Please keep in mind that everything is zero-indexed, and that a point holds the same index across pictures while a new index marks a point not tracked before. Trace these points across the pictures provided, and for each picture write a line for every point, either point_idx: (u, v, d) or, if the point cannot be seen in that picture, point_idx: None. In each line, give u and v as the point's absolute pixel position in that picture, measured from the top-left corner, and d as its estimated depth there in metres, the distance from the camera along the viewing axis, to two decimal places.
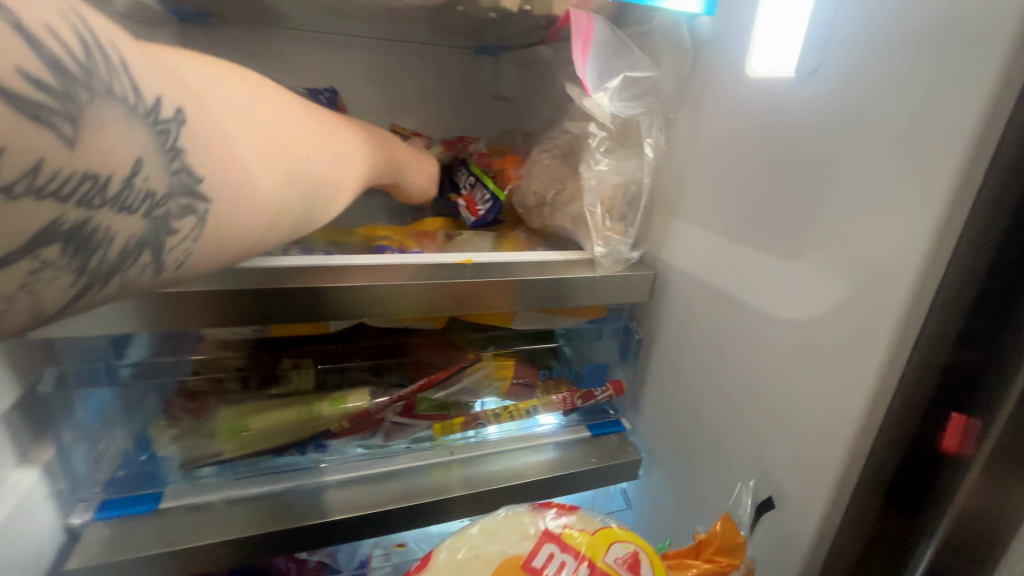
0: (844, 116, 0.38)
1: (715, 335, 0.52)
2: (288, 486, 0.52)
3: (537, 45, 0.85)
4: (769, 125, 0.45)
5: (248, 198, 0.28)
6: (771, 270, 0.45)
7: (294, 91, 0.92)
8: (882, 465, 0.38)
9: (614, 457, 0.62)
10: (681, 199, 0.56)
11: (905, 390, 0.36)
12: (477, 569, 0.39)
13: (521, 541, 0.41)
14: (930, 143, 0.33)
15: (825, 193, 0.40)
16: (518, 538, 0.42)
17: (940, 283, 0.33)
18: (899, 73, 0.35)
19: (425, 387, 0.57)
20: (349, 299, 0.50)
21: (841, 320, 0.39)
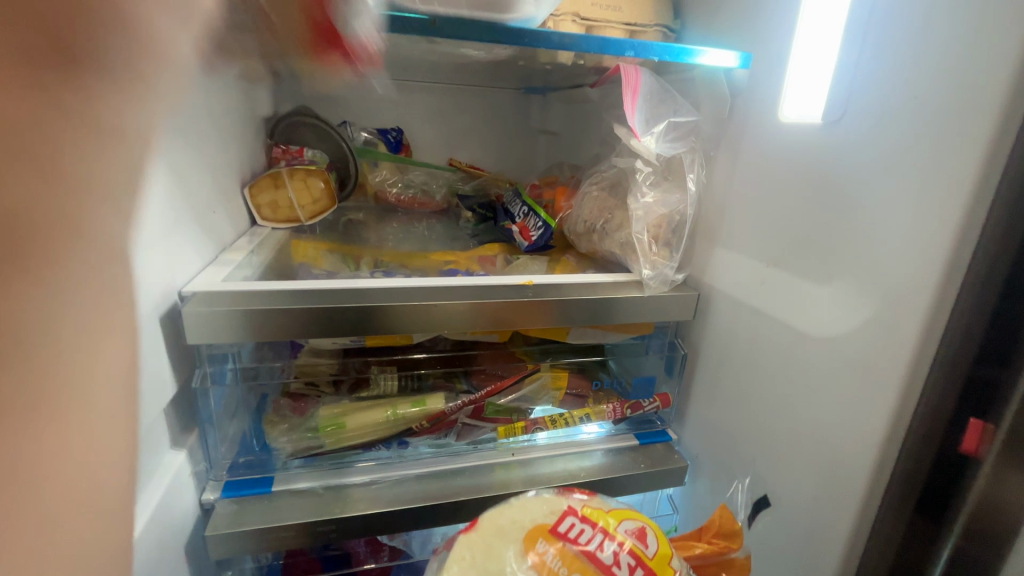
0: (866, 160, 0.44)
1: (755, 351, 0.57)
2: (374, 476, 0.60)
3: (585, 86, 0.93)
4: (801, 165, 0.51)
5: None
6: (805, 292, 0.50)
7: (367, 132, 1.04)
8: (911, 468, 0.43)
9: (661, 464, 0.67)
10: (721, 227, 0.62)
11: (929, 399, 0.41)
12: (513, 534, 0.45)
13: (549, 514, 0.47)
14: (939, 183, 0.38)
15: (851, 225, 0.45)
16: (546, 511, 0.47)
17: (955, 303, 0.38)
18: (911, 124, 0.40)
19: (492, 393, 0.65)
20: (430, 317, 0.58)
21: (869, 336, 0.44)
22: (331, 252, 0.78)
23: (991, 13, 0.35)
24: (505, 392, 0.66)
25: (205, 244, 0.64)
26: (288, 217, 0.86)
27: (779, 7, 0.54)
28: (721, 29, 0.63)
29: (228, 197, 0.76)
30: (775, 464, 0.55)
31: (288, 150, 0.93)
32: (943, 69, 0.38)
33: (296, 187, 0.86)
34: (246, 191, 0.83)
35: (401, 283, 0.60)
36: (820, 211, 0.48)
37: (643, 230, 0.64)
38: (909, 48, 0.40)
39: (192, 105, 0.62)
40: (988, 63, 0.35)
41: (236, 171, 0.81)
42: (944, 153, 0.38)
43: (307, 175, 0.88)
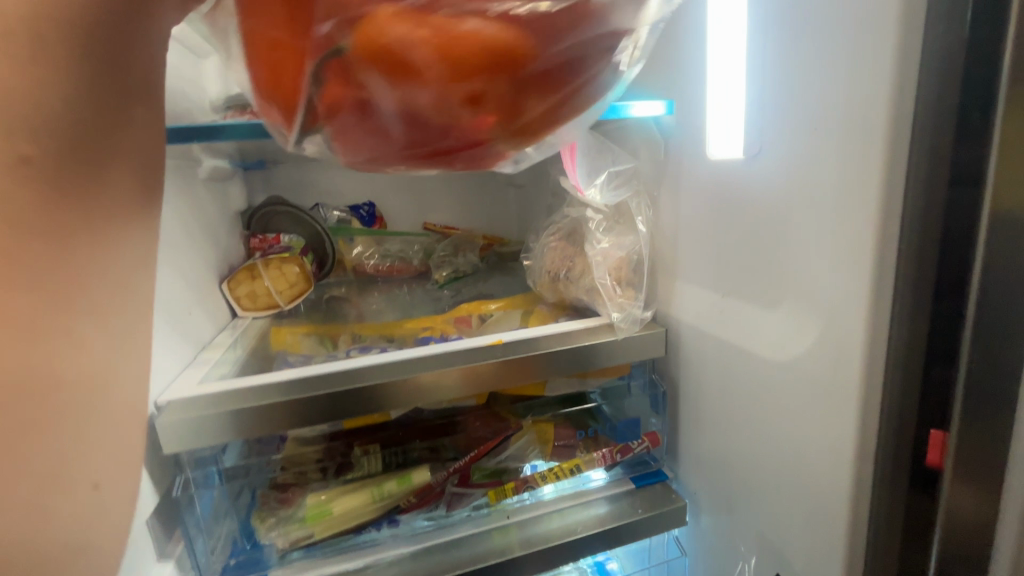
0: (789, 191, 0.46)
1: (725, 379, 0.58)
2: (367, 560, 0.59)
3: None
4: (734, 200, 0.53)
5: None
6: (758, 319, 0.51)
7: (339, 211, 1.11)
8: (889, 485, 0.42)
9: (660, 505, 0.66)
10: (677, 263, 0.64)
11: (889, 411, 0.41)
12: None
13: None
14: (851, 206, 0.40)
15: (785, 252, 0.47)
16: None
17: (891, 317, 0.39)
18: (818, 153, 0.43)
19: (477, 458, 0.65)
20: (406, 392, 0.59)
21: (822, 357, 0.45)
22: (308, 334, 0.79)
23: (858, 53, 0.38)
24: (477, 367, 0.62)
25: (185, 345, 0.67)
26: (267, 304, 0.89)
27: (688, 55, 0.57)
28: (642, 78, 0.66)
29: (207, 294, 0.80)
30: (767, 493, 0.54)
31: (265, 240, 1.00)
32: (834, 102, 0.41)
33: (272, 275, 0.90)
34: (223, 286, 0.87)
35: (353, 363, 0.61)
36: (758, 242, 0.50)
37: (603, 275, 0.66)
38: (801, 86, 0.43)
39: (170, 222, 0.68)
40: (866, 97, 0.38)
41: (212, 268, 0.85)
42: (851, 176, 0.40)
43: (282, 262, 0.92)
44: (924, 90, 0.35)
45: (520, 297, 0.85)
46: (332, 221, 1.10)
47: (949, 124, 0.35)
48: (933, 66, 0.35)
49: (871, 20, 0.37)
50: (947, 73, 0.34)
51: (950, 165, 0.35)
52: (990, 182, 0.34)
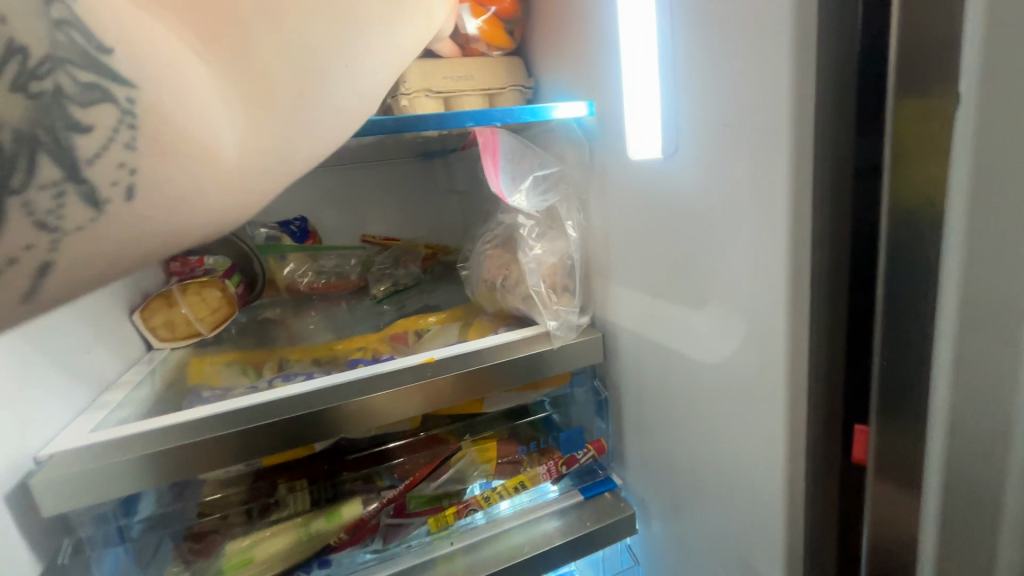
0: (706, 190, 0.45)
1: (662, 383, 0.57)
2: None
3: (473, 148, 0.96)
4: (656, 201, 0.52)
5: (207, 142, 0.22)
6: (688, 321, 0.50)
7: (268, 227, 1.05)
8: (820, 484, 0.42)
9: (608, 516, 0.64)
10: (610, 267, 0.63)
11: (814, 410, 0.40)
12: None
13: None
14: (763, 205, 0.40)
15: (706, 252, 0.46)
16: None
17: (809, 315, 0.39)
18: (729, 151, 0.42)
19: (412, 485, 0.61)
20: (329, 423, 0.55)
21: (748, 358, 0.44)
22: (229, 364, 0.74)
23: (757, 49, 0.37)
24: (450, 378, 0.59)
25: (80, 389, 0.60)
26: (188, 333, 0.83)
27: (604, 54, 0.56)
28: (565, 79, 0.65)
29: (113, 327, 0.73)
30: (708, 495, 0.54)
31: (185, 262, 0.93)
32: (740, 98, 0.40)
33: (190, 301, 0.83)
34: (135, 316, 0.80)
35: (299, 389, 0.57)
36: (682, 242, 0.49)
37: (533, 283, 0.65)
38: (710, 82, 0.42)
39: None
40: (768, 91, 0.37)
41: (122, 299, 0.78)
42: (761, 173, 0.39)
43: (201, 286, 0.85)
44: (823, 83, 0.34)
45: (460, 308, 0.82)
46: (261, 238, 1.03)
47: (850, 118, 0.34)
48: (831, 59, 0.34)
49: (767, 15, 0.36)
50: (844, 65, 0.34)
51: (853, 158, 0.35)
52: (890, 169, 0.33)
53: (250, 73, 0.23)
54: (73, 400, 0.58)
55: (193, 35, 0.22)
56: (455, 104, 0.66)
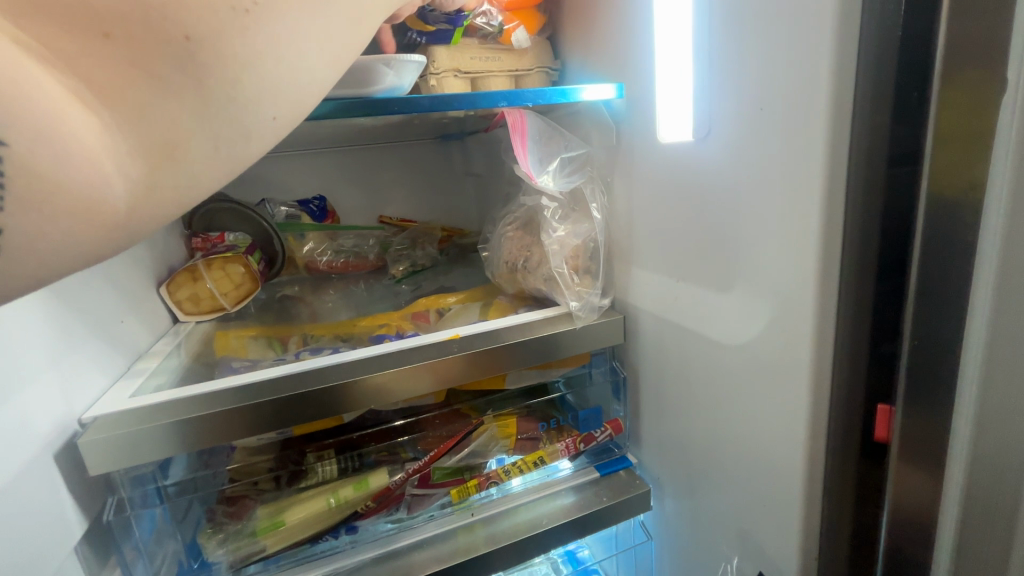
0: (736, 173, 0.46)
1: (682, 364, 0.58)
2: (326, 569, 0.57)
3: (493, 130, 0.97)
4: (684, 184, 0.53)
5: (94, 187, 0.23)
6: (711, 303, 0.51)
7: (287, 205, 1.06)
8: (840, 461, 0.43)
9: (624, 492, 0.66)
10: (633, 250, 0.64)
11: (837, 389, 0.42)
12: None
13: None
14: (796, 188, 0.40)
15: (734, 235, 0.47)
16: None
17: (837, 296, 0.40)
18: (763, 133, 0.42)
19: (437, 457, 0.63)
20: (360, 394, 0.57)
21: (773, 339, 0.45)
22: (255, 338, 0.76)
23: (798, 33, 0.38)
24: (457, 360, 0.60)
25: (115, 356, 0.62)
26: (212, 307, 0.84)
27: (636, 37, 0.56)
28: (593, 61, 0.65)
29: (142, 299, 0.74)
30: (724, 473, 0.55)
31: (207, 239, 0.94)
32: (776, 82, 0.40)
33: (214, 276, 0.84)
34: (161, 290, 0.82)
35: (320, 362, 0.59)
36: (709, 224, 0.50)
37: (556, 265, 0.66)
38: (745, 66, 0.43)
39: None
40: (807, 74, 0.38)
41: (149, 272, 0.80)
42: (795, 156, 0.40)
43: (225, 262, 0.86)
44: (864, 68, 0.35)
45: (479, 289, 0.83)
46: (280, 216, 1.04)
47: (888, 103, 0.35)
48: (873, 43, 0.34)
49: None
50: (886, 50, 0.34)
51: (889, 142, 0.36)
52: (929, 155, 0.35)
53: (155, 139, 0.24)
54: (107, 369, 0.59)
55: (87, 93, 0.22)
56: (483, 85, 0.67)
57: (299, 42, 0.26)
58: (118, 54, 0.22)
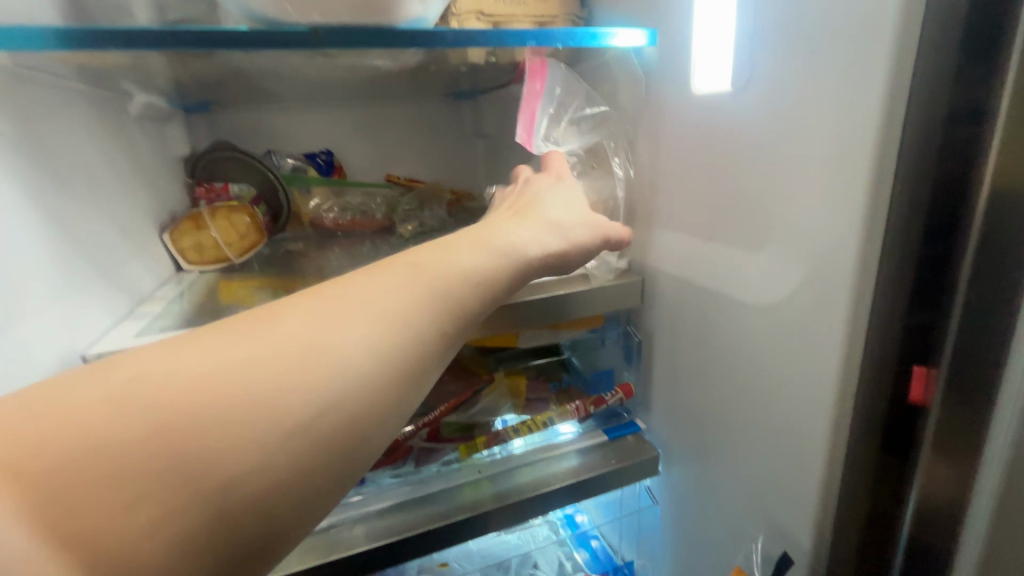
0: (778, 125, 0.43)
1: (701, 327, 0.57)
2: (332, 519, 0.56)
3: (510, 85, 0.93)
4: (719, 140, 0.50)
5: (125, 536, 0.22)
6: (739, 264, 0.50)
7: (294, 158, 1.03)
8: (866, 428, 0.42)
9: (632, 456, 0.65)
10: (656, 210, 0.61)
11: (871, 351, 0.40)
12: None
13: None
14: (845, 139, 0.38)
15: (770, 192, 0.45)
16: None
17: (880, 254, 0.38)
18: (814, 81, 0.40)
19: (448, 412, 0.63)
20: None
21: (804, 301, 0.44)
22: (260, 288, 0.74)
23: None
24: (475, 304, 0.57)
25: (117, 297, 0.60)
26: (216, 257, 0.83)
27: None
28: (624, 8, 0.61)
29: (145, 244, 0.72)
30: (738, 440, 0.54)
31: (212, 188, 0.92)
32: (834, 23, 0.38)
33: (218, 225, 0.83)
34: (165, 237, 0.80)
35: None
36: (743, 181, 0.48)
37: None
38: (798, 7, 0.40)
39: (86, 167, 0.60)
40: (872, 12, 0.35)
41: (151, 217, 0.77)
42: (848, 103, 0.37)
43: (229, 212, 0.85)
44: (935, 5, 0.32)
45: None
46: (286, 169, 1.01)
47: (959, 44, 0.32)
48: None
49: None
50: None
51: (955, 90, 0.33)
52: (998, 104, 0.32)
53: (181, 473, 0.23)
54: (110, 310, 0.58)
55: (138, 524, 0.22)
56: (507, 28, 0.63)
57: (342, 398, 0.28)
58: (169, 501, 0.23)
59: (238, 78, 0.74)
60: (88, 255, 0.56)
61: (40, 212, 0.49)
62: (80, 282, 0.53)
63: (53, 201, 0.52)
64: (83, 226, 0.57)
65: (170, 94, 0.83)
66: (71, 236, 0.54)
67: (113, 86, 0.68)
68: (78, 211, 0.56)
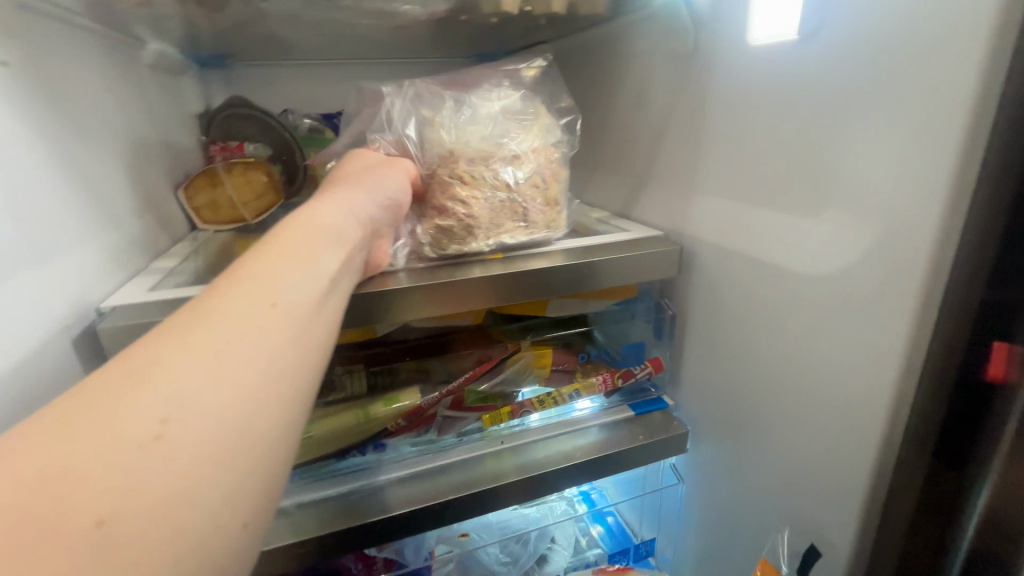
0: (851, 76, 0.40)
1: (744, 299, 0.54)
2: (352, 485, 0.55)
3: (539, 44, 0.88)
4: (779, 96, 0.46)
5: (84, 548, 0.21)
6: (794, 230, 0.46)
7: (311, 118, 0.99)
8: (929, 408, 0.39)
9: (660, 432, 0.63)
10: (697, 174, 0.58)
11: (943, 324, 0.37)
12: None
13: None
14: (934, 88, 0.34)
15: (836, 151, 0.41)
16: None
17: (964, 219, 0.34)
18: (902, 23, 0.36)
19: (471, 380, 0.60)
20: (400, 306, 0.52)
21: (869, 270, 0.40)
22: None
23: None
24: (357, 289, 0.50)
25: (132, 251, 0.58)
26: (231, 216, 0.80)
27: None
28: None
29: (160, 199, 0.70)
30: (778, 418, 0.52)
31: (228, 146, 0.89)
32: None
33: (235, 182, 0.80)
34: (179, 193, 0.77)
35: None
36: (805, 140, 0.44)
37: (504, 214, 0.56)
38: None
39: (98, 113, 0.57)
40: None
41: (165, 172, 0.75)
42: (941, 47, 0.34)
43: (246, 168, 0.82)
44: None
45: None
46: (303, 129, 0.98)
47: None
48: None
49: None
50: None
51: None
52: None
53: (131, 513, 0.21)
54: (125, 263, 0.56)
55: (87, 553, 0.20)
56: None
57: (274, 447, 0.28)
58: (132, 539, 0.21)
59: (256, 26, 0.70)
60: (101, 205, 0.54)
61: (51, 157, 0.47)
62: (93, 232, 0.51)
63: (65, 146, 0.49)
64: (97, 174, 0.54)
65: (185, 44, 0.79)
66: (84, 184, 0.51)
67: (126, 30, 0.65)
68: (91, 159, 0.53)
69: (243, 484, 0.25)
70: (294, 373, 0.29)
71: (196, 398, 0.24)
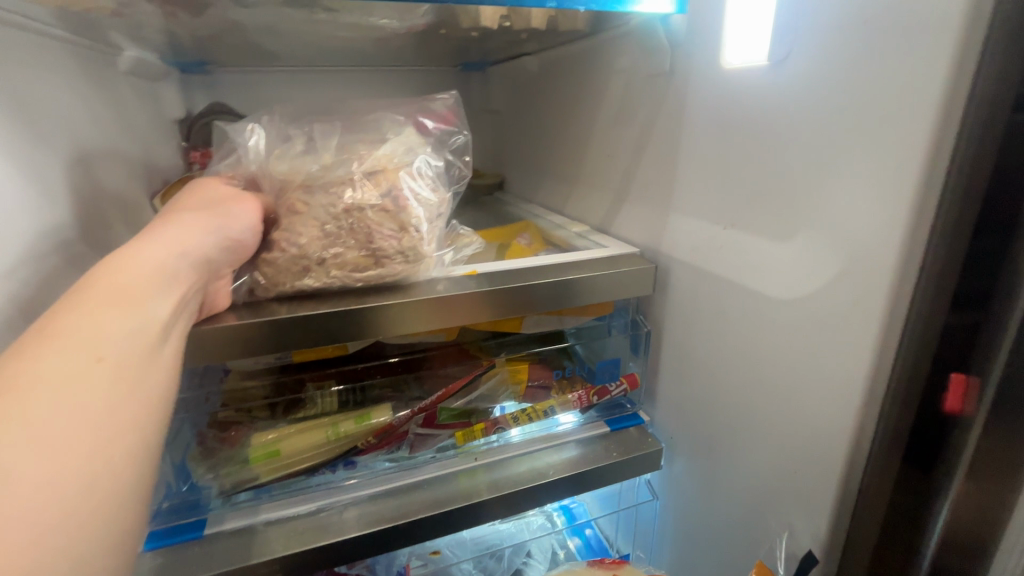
0: (817, 105, 0.40)
1: (716, 319, 0.54)
2: (321, 503, 0.54)
3: (522, 58, 0.89)
4: (752, 118, 0.46)
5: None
6: (763, 254, 0.47)
7: None
8: (891, 435, 0.40)
9: (635, 449, 0.63)
10: (673, 194, 0.58)
11: (907, 352, 0.37)
12: None
13: None
14: (896, 121, 0.35)
15: (803, 177, 0.42)
16: None
17: (924, 250, 0.35)
18: (864, 56, 0.36)
19: (444, 397, 0.60)
20: (373, 323, 0.52)
21: (835, 297, 0.41)
22: None
23: None
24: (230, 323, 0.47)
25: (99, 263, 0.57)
26: None
27: None
28: None
29: (132, 208, 0.69)
30: (748, 439, 0.52)
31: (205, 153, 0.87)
32: None
33: None
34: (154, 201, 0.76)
35: None
36: (773, 165, 0.45)
37: (344, 242, 0.49)
38: None
39: (67, 121, 0.56)
40: None
41: (140, 179, 0.73)
42: (901, 80, 0.34)
43: None
44: None
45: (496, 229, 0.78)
46: None
47: None
48: None
49: None
50: None
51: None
52: None
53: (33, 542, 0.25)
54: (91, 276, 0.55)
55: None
56: None
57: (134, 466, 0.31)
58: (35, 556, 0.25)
59: (236, 36, 0.70)
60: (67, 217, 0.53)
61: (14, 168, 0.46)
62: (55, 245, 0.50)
63: (30, 157, 0.48)
64: (63, 185, 0.53)
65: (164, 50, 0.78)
66: (49, 195, 0.50)
67: (102, 37, 0.64)
68: (56, 169, 0.52)
69: (102, 533, 0.27)
70: (134, 418, 0.31)
71: (9, 478, 0.25)
